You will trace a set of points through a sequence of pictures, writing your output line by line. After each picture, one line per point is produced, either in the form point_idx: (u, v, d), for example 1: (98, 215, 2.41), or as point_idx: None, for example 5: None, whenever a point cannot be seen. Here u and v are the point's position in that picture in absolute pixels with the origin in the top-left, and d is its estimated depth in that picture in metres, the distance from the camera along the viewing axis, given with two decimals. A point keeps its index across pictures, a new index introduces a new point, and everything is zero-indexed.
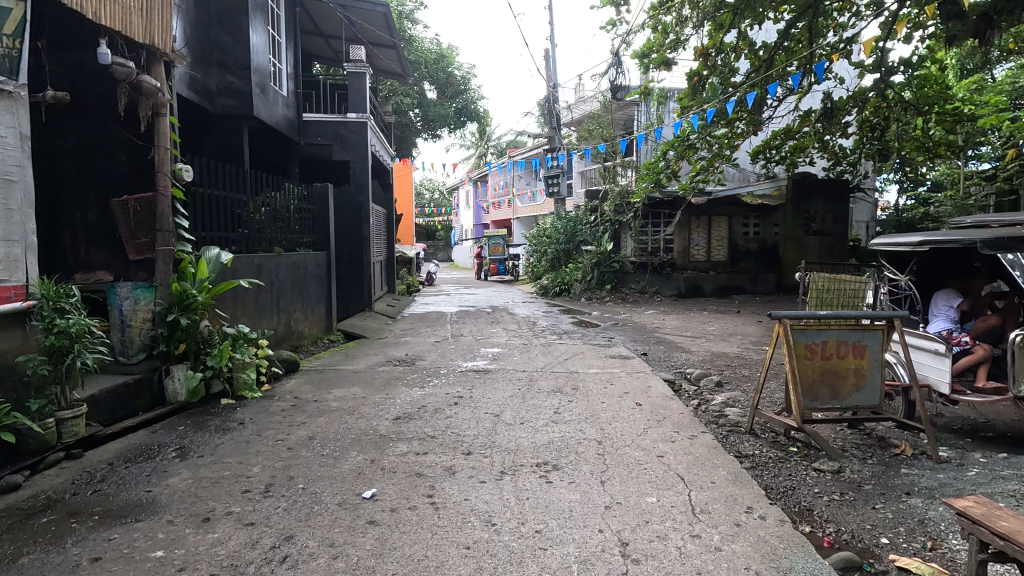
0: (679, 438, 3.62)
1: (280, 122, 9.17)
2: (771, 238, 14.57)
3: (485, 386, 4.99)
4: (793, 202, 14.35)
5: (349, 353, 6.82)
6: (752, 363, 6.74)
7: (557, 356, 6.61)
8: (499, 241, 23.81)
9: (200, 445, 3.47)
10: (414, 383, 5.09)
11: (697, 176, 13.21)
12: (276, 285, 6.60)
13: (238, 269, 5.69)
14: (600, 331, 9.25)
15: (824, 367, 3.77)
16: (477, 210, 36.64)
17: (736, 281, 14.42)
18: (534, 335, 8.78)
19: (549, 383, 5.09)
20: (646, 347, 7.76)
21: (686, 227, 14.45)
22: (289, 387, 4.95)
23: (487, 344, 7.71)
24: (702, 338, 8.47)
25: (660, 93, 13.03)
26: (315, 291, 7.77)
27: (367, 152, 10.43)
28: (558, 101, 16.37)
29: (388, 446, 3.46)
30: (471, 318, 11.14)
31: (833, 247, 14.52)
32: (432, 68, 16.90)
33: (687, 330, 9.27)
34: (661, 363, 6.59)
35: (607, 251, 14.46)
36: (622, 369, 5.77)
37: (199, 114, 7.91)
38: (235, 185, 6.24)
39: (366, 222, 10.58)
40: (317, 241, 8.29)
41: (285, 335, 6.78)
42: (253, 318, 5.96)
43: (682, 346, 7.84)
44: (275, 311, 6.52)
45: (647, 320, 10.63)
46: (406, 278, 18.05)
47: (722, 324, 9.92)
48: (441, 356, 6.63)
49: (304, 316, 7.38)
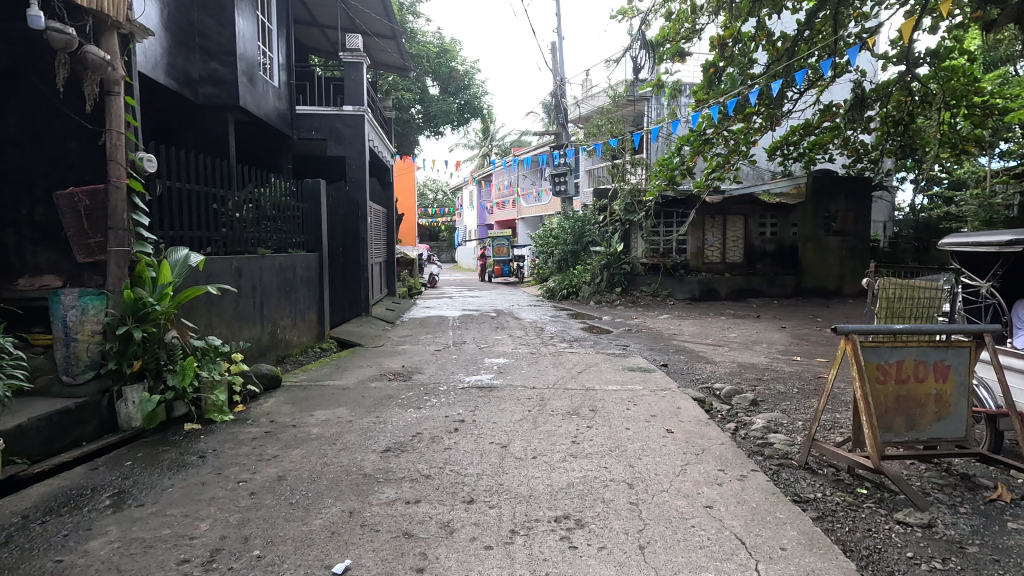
0: (726, 481, 2.98)
1: (271, 114, 8.60)
2: (789, 238, 13.89)
3: (490, 407, 4.36)
4: (812, 201, 13.59)
5: (340, 365, 6.19)
6: (785, 376, 6.08)
7: (570, 368, 5.97)
8: (504, 242, 23.20)
9: (144, 488, 2.85)
10: (409, 404, 4.46)
11: (712, 173, 12.58)
12: (260, 289, 6.01)
13: (213, 273, 5.08)
14: (613, 338, 8.63)
15: (899, 392, 3.12)
16: (480, 211, 36.05)
17: (753, 284, 13.73)
18: (542, 343, 8.14)
19: (562, 403, 4.46)
20: (665, 357, 7.12)
21: (699, 227, 13.75)
22: (267, 408, 4.33)
23: (492, 354, 7.07)
24: (725, 347, 7.81)
25: (673, 86, 12.39)
26: (305, 295, 7.16)
27: (363, 147, 9.85)
28: (565, 96, 15.77)
29: (372, 492, 2.83)
30: (474, 322, 10.51)
31: (854, 248, 13.83)
32: (435, 62, 16.34)
33: (707, 338, 8.62)
34: (684, 377, 5.95)
35: (616, 252, 13.85)
36: (644, 385, 5.13)
37: (180, 104, 7.33)
38: (212, 179, 5.65)
39: (362, 221, 9.99)
40: (310, 242, 7.68)
41: (270, 345, 6.18)
42: (232, 328, 5.36)
43: (704, 356, 7.18)
44: (258, 319, 5.92)
45: (663, 325, 9.97)
46: (407, 280, 17.44)
47: (743, 330, 9.27)
48: (440, 368, 6.00)
49: (292, 323, 6.78)
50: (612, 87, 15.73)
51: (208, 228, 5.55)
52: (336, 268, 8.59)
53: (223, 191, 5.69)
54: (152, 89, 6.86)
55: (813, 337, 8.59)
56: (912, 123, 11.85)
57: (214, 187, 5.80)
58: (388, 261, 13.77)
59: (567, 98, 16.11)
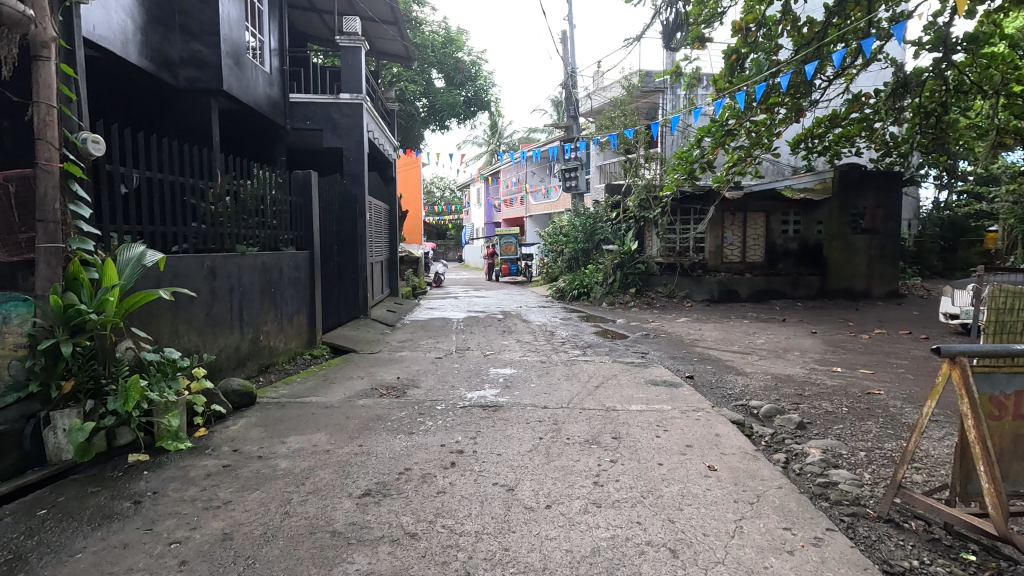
0: (798, 547, 2.30)
1: (261, 101, 8.04)
2: (814, 236, 13.09)
3: (494, 433, 3.69)
4: (839, 196, 12.75)
5: (328, 376, 5.55)
6: (828, 392, 5.36)
7: (585, 382, 5.30)
8: (512, 241, 22.51)
9: (46, 555, 2.23)
10: (401, 428, 3.81)
11: (732, 167, 11.77)
12: (240, 292, 5.41)
13: (176, 273, 4.46)
14: (630, 344, 7.94)
15: (1019, 433, 2.43)
16: (488, 209, 35.33)
17: (775, 284, 12.97)
18: (552, 350, 7.47)
19: (578, 429, 3.79)
20: (690, 368, 6.42)
21: (718, 224, 13.00)
22: (234, 433, 3.69)
23: (497, 363, 6.41)
24: (754, 356, 7.09)
25: (692, 75, 11.66)
26: (293, 297, 6.55)
27: (361, 138, 9.21)
28: (576, 87, 15.05)
29: (339, 562, 2.17)
30: (480, 325, 9.84)
31: (884, 246, 13.00)
32: (440, 53, 15.68)
33: (732, 345, 7.90)
34: (715, 393, 5.25)
35: (630, 251, 13.16)
36: (672, 403, 4.45)
37: (158, 89, 6.73)
38: (187, 169, 5.06)
39: (360, 217, 9.36)
40: (300, 239, 7.06)
41: (251, 353, 5.56)
42: (204, 335, 4.76)
43: (733, 366, 6.47)
44: (236, 325, 5.31)
45: (682, 331, 9.26)
46: (412, 279, 16.83)
47: (771, 336, 8.55)
48: (438, 380, 5.33)
49: (278, 328, 6.16)
50: (626, 78, 14.98)
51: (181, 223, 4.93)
52: (330, 267, 7.97)
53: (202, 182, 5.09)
54: (126, 71, 6.26)
55: (849, 344, 7.85)
56: (944, 116, 11.05)
57: (192, 178, 5.20)
58: (391, 260, 13.16)
59: (578, 89, 15.39)
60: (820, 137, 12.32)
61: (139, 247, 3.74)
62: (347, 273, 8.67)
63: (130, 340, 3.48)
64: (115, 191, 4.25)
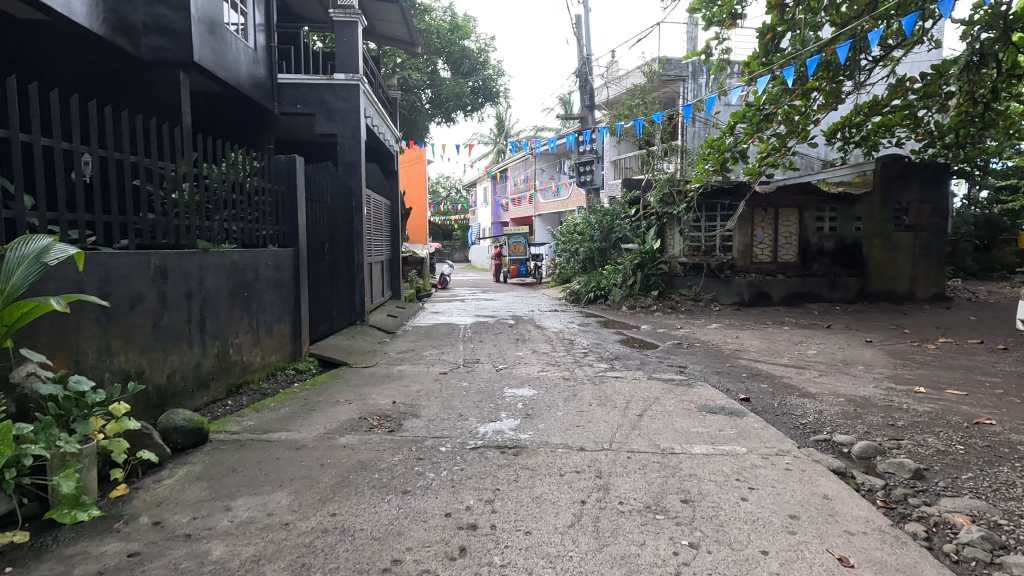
0: None
1: (244, 81, 7.12)
2: (851, 234, 12.02)
3: (518, 496, 2.69)
4: (881, 190, 11.65)
5: (309, 400, 4.57)
6: (925, 422, 4.31)
7: (623, 410, 4.28)
8: (521, 240, 21.40)
9: None
10: (391, 486, 2.80)
11: (765, 157, 10.67)
12: (203, 297, 4.44)
13: (110, 272, 3.52)
14: (663, 356, 6.91)
15: None
16: (495, 207, 34.32)
17: (810, 287, 11.89)
18: (575, 364, 6.44)
19: (632, 488, 2.78)
20: (741, 387, 5.40)
21: (747, 221, 11.94)
22: (164, 491, 2.72)
23: (513, 382, 5.39)
24: (812, 372, 6.04)
25: (721, 58, 10.62)
26: (273, 303, 5.57)
27: (358, 123, 8.24)
28: (591, 75, 14.04)
29: None
30: (489, 333, 8.80)
31: (929, 245, 11.83)
32: (446, 39, 14.70)
33: (780, 357, 6.86)
34: (786, 424, 4.22)
35: (651, 250, 12.13)
36: (743, 442, 3.44)
37: (117, 57, 5.76)
38: (143, 148, 4.13)
39: (355, 210, 8.35)
40: (283, 235, 6.08)
41: (216, 371, 4.61)
42: (147, 353, 3.79)
43: (793, 386, 5.43)
44: (197, 338, 4.36)
45: (717, 339, 8.22)
46: (416, 280, 15.85)
47: (821, 346, 7.49)
48: (442, 406, 4.33)
49: (252, 340, 5.20)
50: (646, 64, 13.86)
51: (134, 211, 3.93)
52: (321, 267, 6.99)
53: (161, 162, 4.12)
54: (75, 36, 5.32)
55: (917, 357, 6.76)
56: (994, 103, 9.82)
57: (150, 157, 4.23)
58: (392, 259, 12.17)
59: (594, 77, 14.37)
60: (858, 126, 11.25)
61: (44, 240, 2.80)
62: (340, 274, 7.69)
63: (31, 363, 2.63)
64: (45, 172, 3.31)
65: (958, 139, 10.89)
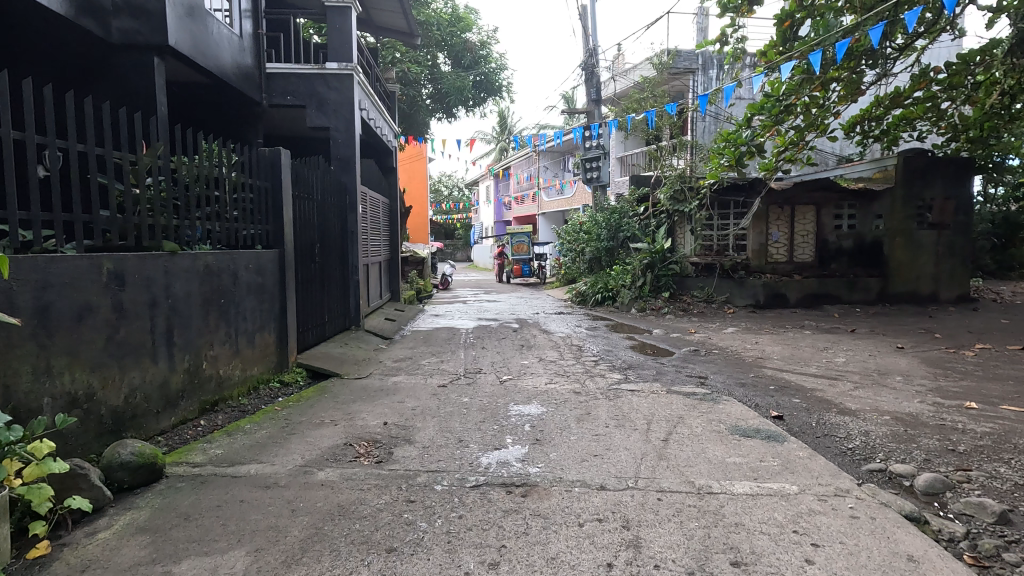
0: None
1: (228, 70, 6.62)
2: (871, 232, 11.46)
3: (530, 559, 2.17)
4: (903, 185, 11.08)
5: (290, 420, 4.07)
6: (989, 447, 3.78)
7: (645, 433, 3.77)
8: (524, 238, 20.83)
9: None
10: (375, 542, 2.29)
11: (782, 152, 10.11)
12: (170, 305, 3.94)
13: (51, 279, 3.02)
14: (680, 366, 6.39)
15: None
16: (497, 207, 33.80)
17: (828, 287, 11.35)
18: (586, 374, 5.92)
19: (667, 546, 2.27)
20: (771, 402, 4.87)
21: (762, 219, 11.39)
22: (95, 551, 2.22)
23: (519, 397, 4.89)
24: (846, 384, 5.50)
25: (736, 47, 10.04)
26: (255, 309, 5.08)
27: (352, 115, 7.73)
28: (598, 67, 13.50)
29: None
30: (492, 338, 8.29)
31: (954, 243, 11.24)
32: (447, 32, 14.19)
33: (807, 366, 6.33)
34: (831, 450, 3.69)
35: (661, 250, 11.60)
36: (791, 478, 2.91)
37: (85, 40, 5.25)
38: (105, 138, 3.62)
39: (349, 208, 7.84)
40: (268, 235, 5.58)
41: (186, 388, 4.11)
42: (99, 371, 3.30)
43: (829, 401, 4.90)
44: (163, 353, 3.87)
45: (736, 345, 7.68)
46: (416, 281, 15.36)
47: (850, 354, 6.95)
48: (439, 429, 3.82)
49: (230, 351, 4.70)
50: (655, 55, 13.30)
51: (95, 210, 3.42)
52: (310, 270, 6.50)
53: (127, 154, 3.61)
54: (36, 18, 4.81)
55: (956, 366, 6.21)
56: None
57: (115, 149, 3.74)
58: (391, 260, 11.68)
59: (601, 70, 13.82)
60: (878, 119, 10.70)
61: None
62: (332, 276, 7.19)
63: None
64: None
65: (984, 133, 10.35)
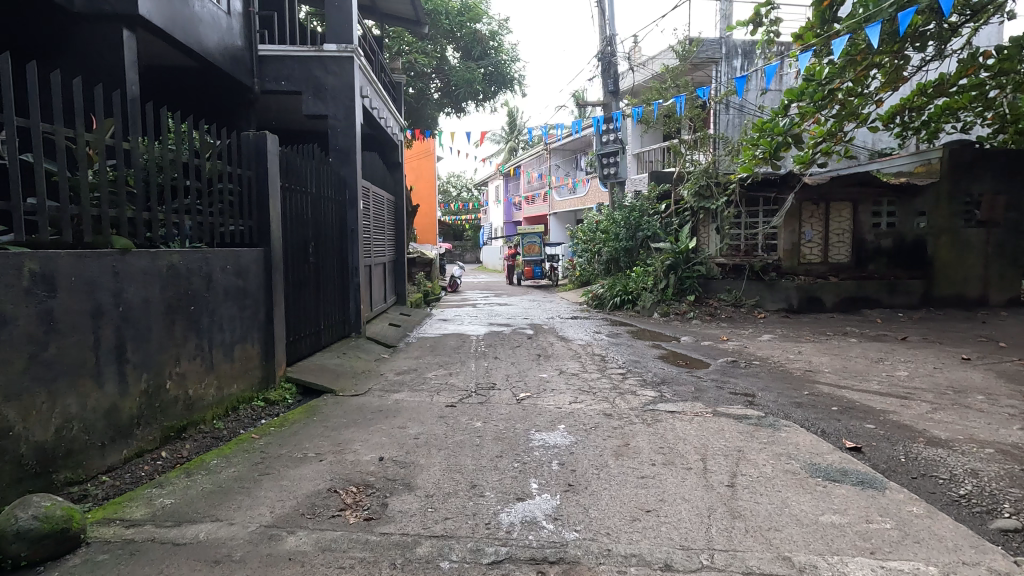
0: None
1: (211, 48, 5.94)
2: (913, 231, 10.60)
3: None
4: (950, 180, 10.21)
5: (267, 454, 3.36)
6: None
7: (705, 477, 3.00)
8: (536, 239, 20.05)
9: None
10: None
11: (819, 143, 9.26)
12: (120, 314, 3.24)
13: None
14: (721, 381, 5.61)
15: None
16: (507, 207, 33.01)
17: (867, 290, 10.50)
18: (614, 392, 5.14)
19: None
20: (841, 429, 4.08)
21: (794, 216, 10.59)
22: None
23: (541, 421, 4.14)
24: (921, 405, 4.70)
25: (769, 30, 9.22)
26: (235, 318, 4.38)
27: (352, 102, 7.03)
28: (616, 57, 12.75)
29: None
30: (506, 346, 7.54)
31: (1005, 242, 10.35)
32: (456, 21, 13.49)
33: (867, 382, 5.51)
34: (940, 500, 2.91)
35: (685, 250, 10.82)
36: (921, 554, 2.17)
37: (42, 8, 4.60)
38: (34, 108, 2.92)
39: (350, 204, 7.13)
40: (252, 233, 4.88)
41: (144, 413, 3.42)
42: (17, 400, 2.63)
43: (910, 428, 4.10)
44: (113, 374, 3.17)
45: (778, 356, 6.87)
46: (424, 283, 14.67)
47: (912, 366, 6.11)
48: (446, 469, 3.08)
49: (204, 367, 4.01)
50: (679, 42, 12.45)
51: (15, 195, 2.71)
52: (303, 271, 5.80)
53: (63, 128, 2.90)
54: None
55: None
56: None
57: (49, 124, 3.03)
58: (398, 261, 11.01)
59: (618, 60, 13.07)
60: (921, 109, 9.85)
61: None
62: (328, 279, 6.48)
63: None
64: None
65: None
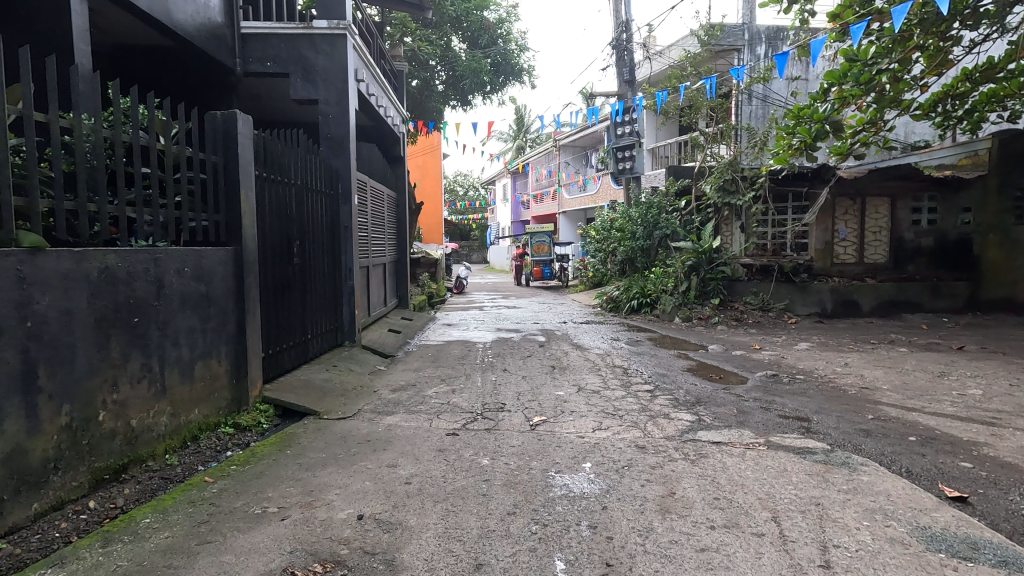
0: None
1: (184, 21, 5.24)
2: (956, 228, 9.81)
3: None
4: (999, 172, 9.36)
5: (218, 509, 2.64)
6: None
7: (786, 551, 2.25)
8: (545, 238, 19.28)
9: None
10: None
11: (859, 132, 8.41)
12: (28, 331, 2.54)
13: None
14: (767, 401, 4.82)
15: None
16: (515, 206, 32.25)
17: (907, 293, 9.65)
18: (645, 415, 4.38)
19: None
20: (931, 469, 3.31)
21: (827, 213, 9.80)
22: None
23: (562, 458, 3.39)
24: (1016, 436, 3.90)
25: (802, 10, 8.44)
26: (195, 330, 3.68)
27: (346, 84, 6.31)
28: (631, 44, 11.99)
29: None
30: (516, 356, 6.79)
31: None
32: (460, 8, 12.55)
33: (938, 403, 4.72)
34: None
35: (708, 249, 10.00)
36: None
37: None
38: None
39: (343, 199, 6.42)
40: (220, 229, 4.16)
41: (66, 454, 2.72)
42: None
43: (1018, 468, 3.32)
44: (15, 407, 2.46)
45: (823, 369, 6.07)
46: (428, 283, 13.97)
47: (984, 383, 5.30)
48: (442, 537, 2.35)
49: (154, 391, 3.31)
50: (701, 27, 11.66)
51: None
52: (287, 273, 5.11)
53: None
54: None
55: None
56: None
57: None
58: (399, 262, 10.31)
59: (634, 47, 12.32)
60: (968, 95, 9.00)
61: None
62: (317, 281, 5.77)
63: None
64: None
65: None
